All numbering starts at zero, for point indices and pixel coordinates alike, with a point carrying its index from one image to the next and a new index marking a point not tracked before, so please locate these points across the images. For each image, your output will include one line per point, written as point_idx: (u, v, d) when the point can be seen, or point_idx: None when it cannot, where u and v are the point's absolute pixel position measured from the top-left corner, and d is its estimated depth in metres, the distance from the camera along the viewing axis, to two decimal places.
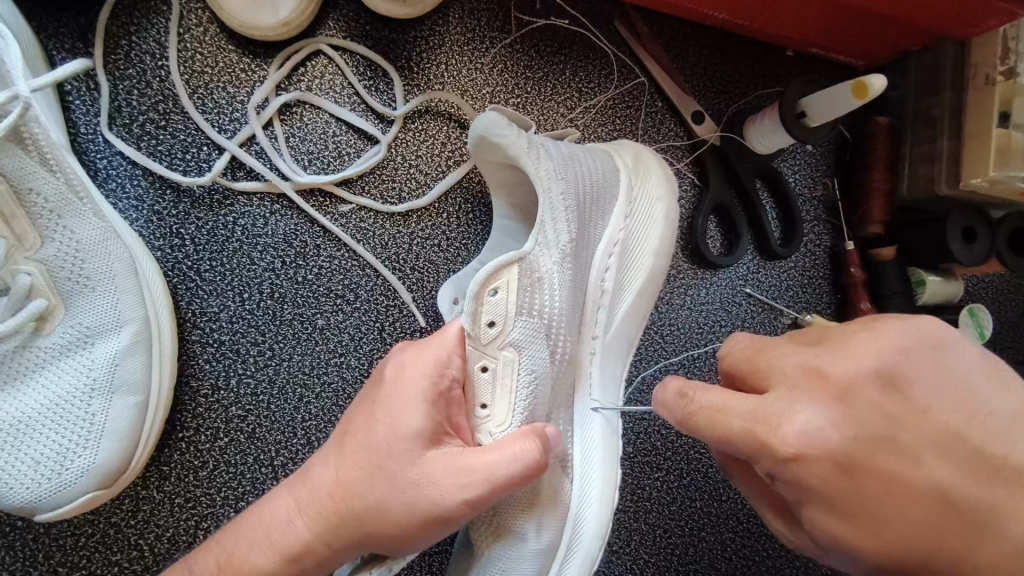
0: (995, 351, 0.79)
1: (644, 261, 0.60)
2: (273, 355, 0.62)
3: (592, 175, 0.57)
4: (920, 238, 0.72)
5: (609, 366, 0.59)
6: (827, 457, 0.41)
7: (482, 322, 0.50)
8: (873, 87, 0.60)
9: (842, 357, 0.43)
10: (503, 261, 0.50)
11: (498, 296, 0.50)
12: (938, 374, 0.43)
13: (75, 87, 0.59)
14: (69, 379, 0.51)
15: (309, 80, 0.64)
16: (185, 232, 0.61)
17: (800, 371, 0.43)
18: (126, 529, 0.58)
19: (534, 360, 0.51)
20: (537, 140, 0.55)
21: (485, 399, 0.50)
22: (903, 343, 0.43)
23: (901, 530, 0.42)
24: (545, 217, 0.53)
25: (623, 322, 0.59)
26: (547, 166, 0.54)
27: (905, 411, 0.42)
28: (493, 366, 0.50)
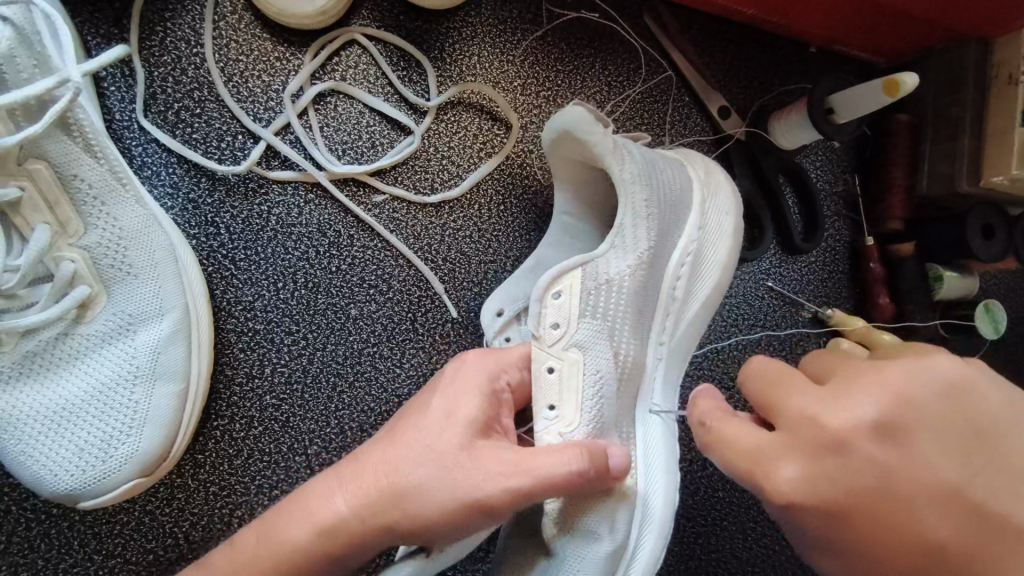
0: (1007, 346, 0.81)
1: (713, 271, 0.60)
2: (307, 344, 0.62)
3: (671, 184, 0.58)
4: (940, 235, 0.73)
5: (672, 371, 0.59)
6: (817, 505, 0.42)
7: (545, 324, 0.53)
8: (905, 85, 0.61)
9: (838, 405, 0.43)
10: (566, 265, 0.54)
11: (561, 299, 0.53)
12: (947, 421, 0.40)
13: (110, 73, 0.59)
14: (111, 366, 0.51)
15: (342, 70, 0.64)
16: (220, 221, 0.61)
17: (801, 417, 0.44)
18: (160, 517, 0.58)
19: (598, 360, 0.53)
20: (621, 140, 0.55)
21: (551, 399, 0.51)
22: (905, 388, 0.41)
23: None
24: (625, 220, 0.55)
25: (689, 329, 0.59)
26: (631, 168, 0.55)
27: (901, 460, 0.40)
28: (558, 367, 0.52)
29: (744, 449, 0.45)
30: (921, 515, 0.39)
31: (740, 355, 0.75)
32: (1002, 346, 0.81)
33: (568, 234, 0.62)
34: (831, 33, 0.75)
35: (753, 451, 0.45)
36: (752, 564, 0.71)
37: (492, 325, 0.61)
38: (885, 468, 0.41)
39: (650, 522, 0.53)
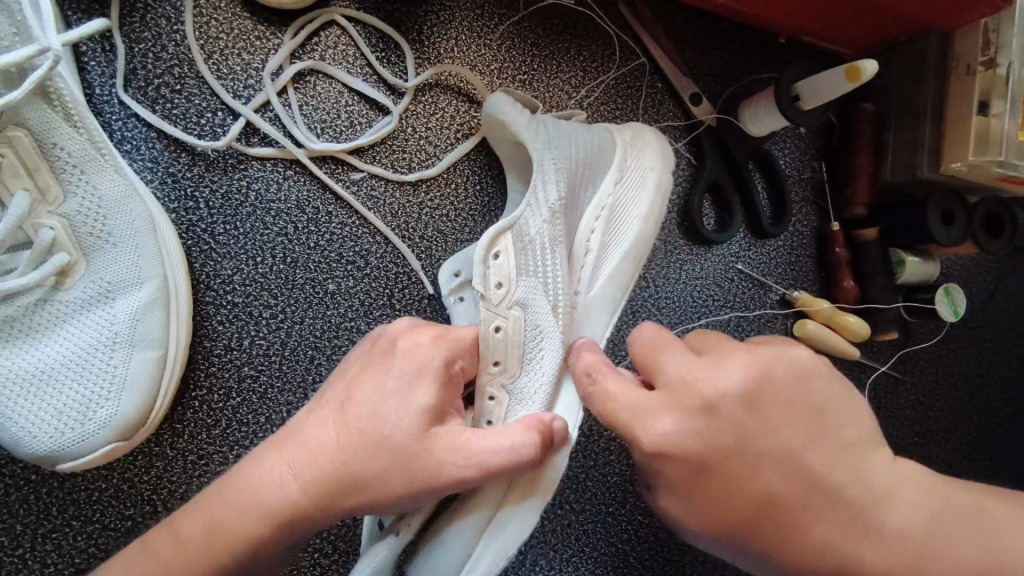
0: (967, 329, 0.85)
1: (632, 226, 0.63)
2: (285, 318, 0.63)
3: (589, 147, 0.62)
4: (903, 220, 0.76)
5: (591, 318, 0.61)
6: (683, 457, 0.47)
7: (490, 284, 0.54)
8: (866, 70, 0.64)
9: (716, 372, 0.47)
10: (498, 227, 0.55)
11: (501, 260, 0.55)
12: (801, 405, 0.48)
13: (91, 48, 0.60)
14: (91, 331, 0.52)
15: (322, 50, 0.65)
16: (200, 195, 0.62)
17: (680, 379, 0.48)
18: (139, 484, 0.58)
19: (537, 317, 0.56)
20: (537, 116, 0.61)
21: (497, 357, 0.54)
22: (774, 371, 0.48)
23: (729, 517, 0.48)
24: (538, 181, 0.58)
25: (608, 280, 0.62)
26: (541, 137, 0.59)
27: (757, 427, 0.47)
28: (505, 326, 0.54)
29: (628, 406, 0.47)
30: (760, 473, 0.47)
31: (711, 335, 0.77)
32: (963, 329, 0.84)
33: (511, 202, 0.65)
34: (799, 24, 0.77)
35: (635, 406, 0.47)
36: None
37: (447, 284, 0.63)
38: (744, 428, 0.47)
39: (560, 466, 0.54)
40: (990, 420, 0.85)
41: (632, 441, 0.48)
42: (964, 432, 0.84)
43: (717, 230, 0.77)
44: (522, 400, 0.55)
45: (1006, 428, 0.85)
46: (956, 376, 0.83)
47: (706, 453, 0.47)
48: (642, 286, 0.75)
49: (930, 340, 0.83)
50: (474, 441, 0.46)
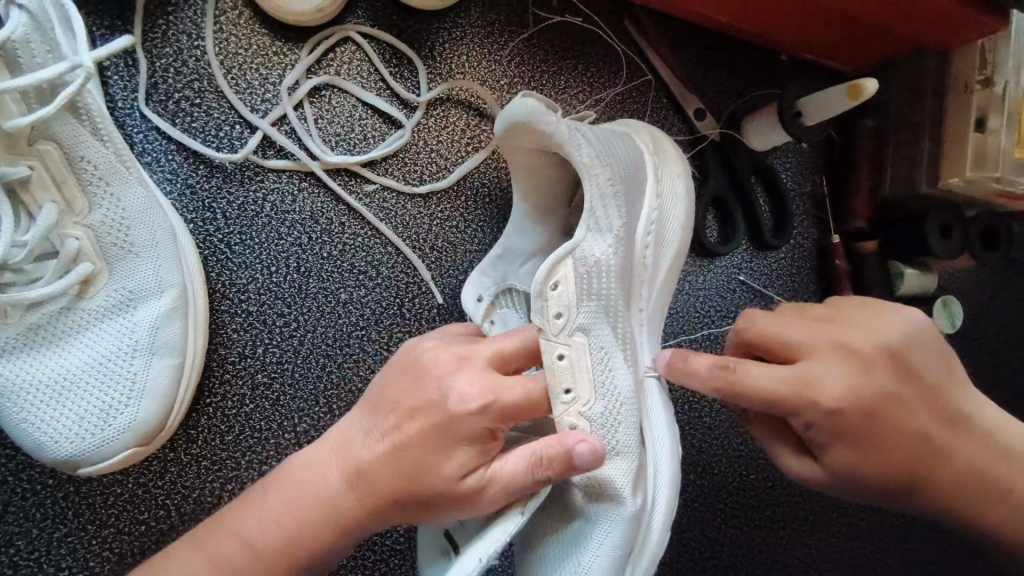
0: (966, 339, 0.86)
1: (674, 235, 0.66)
2: (298, 326, 0.64)
3: (626, 158, 0.62)
4: (902, 233, 0.78)
5: (653, 330, 0.65)
6: (857, 410, 0.54)
7: (550, 314, 0.55)
8: (867, 89, 0.65)
9: (858, 334, 0.56)
10: (554, 258, 0.56)
11: (559, 290, 0.56)
12: (925, 357, 0.57)
13: (113, 63, 0.62)
14: (111, 340, 0.53)
15: (337, 65, 0.67)
16: (217, 207, 0.63)
17: (832, 345, 0.55)
18: (153, 489, 0.60)
19: (602, 338, 0.57)
20: (572, 125, 0.58)
21: (567, 384, 0.54)
22: (898, 330, 0.57)
23: (893, 460, 0.56)
24: (596, 206, 0.58)
25: (661, 289, 0.66)
26: (588, 152, 0.58)
27: (914, 378, 0.56)
28: (568, 353, 0.55)
29: (796, 377, 0.54)
30: (920, 417, 0.56)
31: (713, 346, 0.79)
32: (962, 340, 0.86)
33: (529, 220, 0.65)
34: (801, 42, 0.79)
35: (798, 379, 0.54)
36: (720, 543, 0.76)
37: (475, 311, 0.63)
38: (887, 389, 0.55)
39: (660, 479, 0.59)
40: None
41: (814, 406, 0.54)
42: None
43: (719, 242, 0.79)
44: (611, 419, 0.56)
45: None
46: None
47: (881, 405, 0.55)
48: None
49: None
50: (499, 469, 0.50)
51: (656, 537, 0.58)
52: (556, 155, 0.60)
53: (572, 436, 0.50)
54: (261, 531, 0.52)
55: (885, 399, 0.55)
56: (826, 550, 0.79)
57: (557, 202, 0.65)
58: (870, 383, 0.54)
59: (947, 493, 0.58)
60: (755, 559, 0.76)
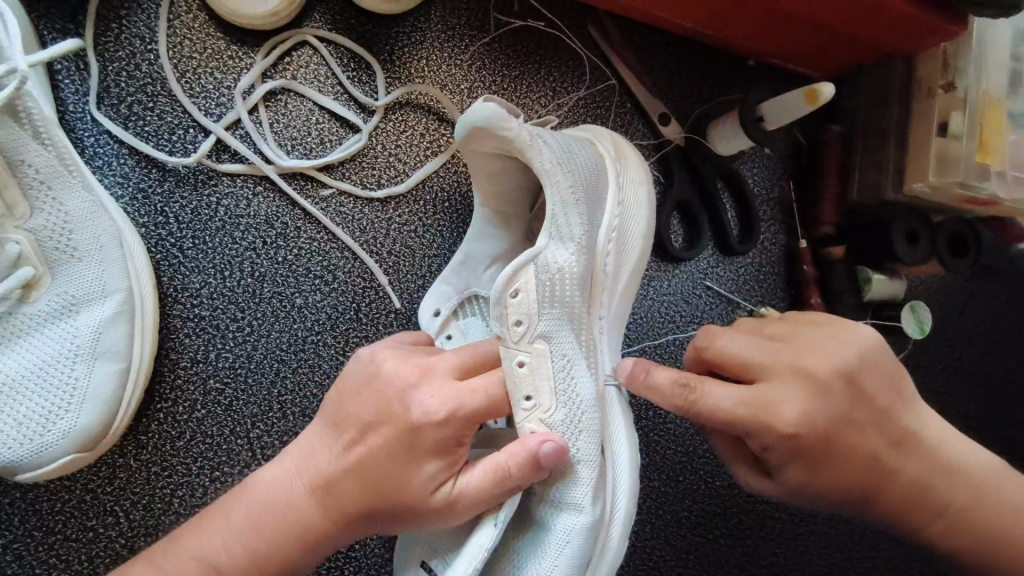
0: (936, 346, 0.86)
1: (635, 242, 0.64)
2: (252, 331, 0.64)
3: (589, 165, 0.60)
4: (868, 239, 0.77)
5: (612, 340, 0.62)
6: (812, 434, 0.53)
7: (510, 323, 0.53)
8: (823, 93, 0.65)
9: (816, 356, 0.55)
10: (518, 263, 0.53)
11: (520, 298, 0.53)
12: (878, 379, 0.56)
13: (65, 66, 0.61)
14: (53, 345, 0.53)
15: (294, 69, 0.67)
16: (170, 210, 0.63)
17: (790, 370, 0.54)
18: (101, 495, 0.59)
19: (564, 346, 0.55)
20: (535, 130, 0.56)
21: (528, 392, 0.52)
22: (856, 352, 0.55)
23: (841, 477, 0.56)
24: (558, 213, 0.56)
25: (622, 297, 0.63)
26: (550, 159, 0.56)
27: (866, 399, 0.55)
28: (528, 361, 0.52)
29: (752, 402, 0.53)
30: (868, 435, 0.56)
31: (678, 352, 0.78)
32: (932, 346, 0.85)
33: (490, 225, 0.63)
34: (765, 47, 0.78)
35: (754, 403, 0.53)
36: (685, 552, 0.75)
37: (431, 325, 0.64)
38: (840, 412, 0.54)
39: (621, 484, 0.56)
40: None
41: (768, 429, 0.53)
42: None
43: (684, 247, 0.78)
44: (572, 430, 0.53)
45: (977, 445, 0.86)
46: (926, 393, 0.84)
47: (834, 428, 0.54)
48: None
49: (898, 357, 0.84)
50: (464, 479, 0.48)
51: (614, 545, 0.55)
52: (516, 160, 0.58)
53: (535, 439, 0.49)
54: (218, 548, 0.49)
55: (839, 420, 0.54)
56: (791, 557, 0.78)
57: (517, 207, 0.63)
58: (823, 405, 0.54)
59: (901, 502, 0.58)
60: (722, 567, 0.76)
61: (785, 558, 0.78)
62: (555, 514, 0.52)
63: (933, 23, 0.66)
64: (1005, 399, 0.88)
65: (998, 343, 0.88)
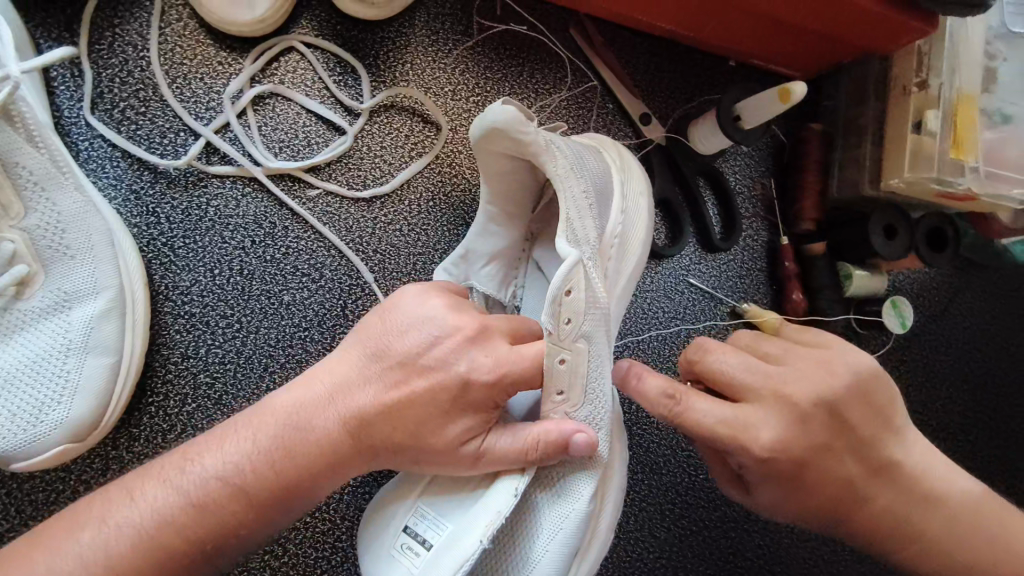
0: (919, 341, 0.87)
1: (637, 246, 0.65)
2: (241, 328, 0.66)
3: (596, 174, 0.61)
4: (848, 235, 0.78)
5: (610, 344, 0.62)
6: (788, 460, 0.54)
7: (560, 318, 0.49)
8: (796, 92, 0.66)
9: (803, 381, 0.54)
10: (566, 263, 0.50)
11: (573, 294, 0.50)
12: (865, 411, 0.56)
13: (60, 73, 0.64)
14: (47, 339, 0.55)
15: (282, 74, 0.69)
16: (161, 211, 0.65)
17: (774, 395, 0.54)
18: (95, 486, 0.61)
19: (597, 346, 0.54)
20: (548, 137, 0.58)
21: (560, 387, 0.51)
22: (847, 377, 0.55)
23: (819, 494, 0.56)
24: (573, 217, 0.56)
25: (620, 300, 0.63)
26: (561, 164, 0.57)
27: (846, 428, 0.55)
28: (569, 358, 0.50)
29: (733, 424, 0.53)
30: (846, 463, 0.56)
31: (661, 347, 0.79)
32: (915, 342, 0.86)
33: (492, 222, 0.65)
34: (743, 48, 0.80)
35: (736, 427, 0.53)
36: (669, 544, 0.76)
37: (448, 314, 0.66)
38: (816, 440, 0.54)
39: (612, 481, 0.58)
40: (945, 432, 0.86)
41: (745, 452, 0.53)
42: None
43: (667, 245, 0.79)
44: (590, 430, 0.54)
45: (964, 440, 0.87)
46: (910, 387, 0.85)
47: (809, 452, 0.54)
48: None
49: (882, 351, 0.85)
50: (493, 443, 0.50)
51: (598, 538, 0.56)
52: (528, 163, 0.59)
53: (570, 426, 0.51)
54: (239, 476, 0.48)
55: (819, 445, 0.54)
56: (775, 551, 0.79)
57: (521, 206, 0.64)
58: (805, 424, 0.53)
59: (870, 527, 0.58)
60: (706, 559, 0.77)
61: (768, 550, 0.79)
62: (553, 499, 0.53)
63: (902, 21, 0.67)
64: (991, 394, 0.89)
65: (983, 338, 0.89)
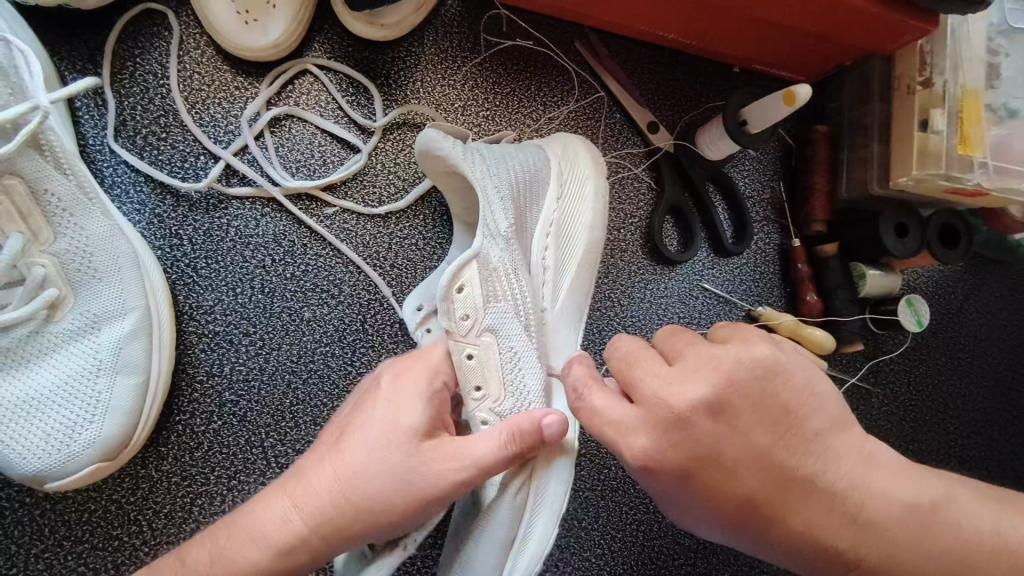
0: (938, 340, 0.87)
1: (581, 235, 0.66)
2: (263, 345, 0.67)
3: (523, 166, 0.63)
4: (859, 235, 0.78)
5: (565, 331, 0.64)
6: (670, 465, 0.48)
7: (455, 316, 0.56)
8: (800, 95, 0.67)
9: (682, 380, 0.49)
10: (458, 262, 0.56)
11: (465, 292, 0.56)
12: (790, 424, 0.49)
13: (84, 103, 0.66)
14: (77, 361, 0.56)
15: (297, 96, 0.71)
16: (184, 233, 0.67)
17: (651, 395, 0.49)
18: (126, 505, 0.62)
19: (513, 340, 0.57)
20: (468, 146, 0.61)
21: (477, 382, 0.55)
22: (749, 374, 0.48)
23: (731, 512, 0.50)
24: (487, 212, 0.59)
25: (569, 289, 0.64)
26: (479, 166, 0.60)
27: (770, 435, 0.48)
28: (476, 353, 0.55)
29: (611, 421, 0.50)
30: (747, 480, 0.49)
31: None
32: (932, 340, 0.86)
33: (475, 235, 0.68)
34: (747, 54, 0.81)
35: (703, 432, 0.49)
36: (692, 551, 0.76)
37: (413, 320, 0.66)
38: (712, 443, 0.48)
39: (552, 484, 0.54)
40: (965, 429, 0.86)
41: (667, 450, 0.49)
42: (943, 442, 0.85)
43: (679, 251, 0.80)
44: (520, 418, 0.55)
45: (984, 437, 0.87)
46: (928, 386, 0.85)
47: None
48: (606, 307, 0.78)
49: (898, 350, 0.85)
50: (465, 451, 0.48)
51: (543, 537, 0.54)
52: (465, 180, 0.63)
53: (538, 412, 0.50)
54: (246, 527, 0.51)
55: None
56: None
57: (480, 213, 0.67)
58: (692, 443, 0.48)
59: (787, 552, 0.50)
60: (731, 564, 0.77)
61: None
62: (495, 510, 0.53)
63: (904, 22, 0.68)
64: (1013, 391, 0.88)
65: (1001, 333, 0.88)
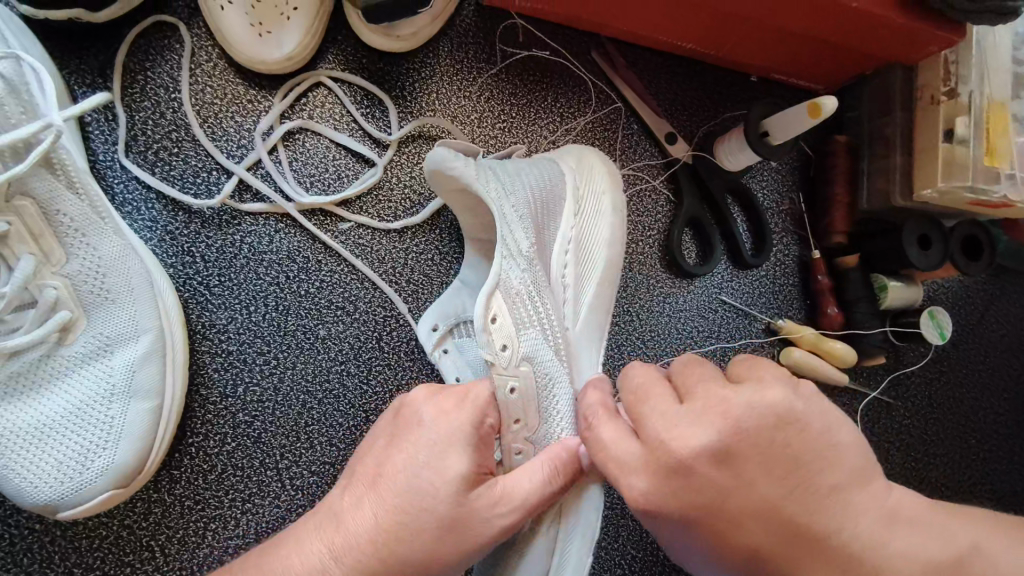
0: (959, 352, 0.85)
1: (598, 251, 0.64)
2: (278, 364, 0.66)
3: (539, 183, 0.62)
4: (879, 247, 0.77)
5: (588, 349, 0.62)
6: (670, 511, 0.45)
7: (496, 347, 0.54)
8: (826, 106, 0.66)
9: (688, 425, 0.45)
10: (486, 292, 0.55)
11: (499, 323, 0.55)
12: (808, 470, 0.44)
13: (94, 118, 0.65)
14: (89, 385, 0.55)
15: (310, 109, 0.70)
16: (196, 250, 0.65)
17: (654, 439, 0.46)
18: (138, 530, 0.61)
19: (547, 365, 0.56)
20: (483, 163, 0.60)
21: (518, 415, 0.53)
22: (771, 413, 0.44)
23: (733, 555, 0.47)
24: (505, 233, 0.58)
25: (590, 307, 0.63)
26: (495, 185, 0.59)
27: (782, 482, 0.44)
28: (519, 386, 0.53)
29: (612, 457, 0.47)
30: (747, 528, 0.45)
31: None
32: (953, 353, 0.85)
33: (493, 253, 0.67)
34: (766, 63, 0.80)
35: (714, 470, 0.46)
36: None
37: (430, 340, 0.65)
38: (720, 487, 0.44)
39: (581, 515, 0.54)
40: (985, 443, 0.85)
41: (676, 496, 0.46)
42: (962, 456, 0.84)
43: (698, 264, 0.79)
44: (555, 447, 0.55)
45: (1004, 451, 0.86)
46: (948, 399, 0.84)
47: None
48: (625, 322, 0.76)
49: (920, 363, 0.83)
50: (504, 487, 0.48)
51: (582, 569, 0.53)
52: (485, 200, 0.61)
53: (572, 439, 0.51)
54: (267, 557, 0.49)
55: None
56: None
57: None
58: (693, 491, 0.45)
59: None
60: None
61: None
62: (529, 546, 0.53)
63: (929, 31, 0.67)
64: None
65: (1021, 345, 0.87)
